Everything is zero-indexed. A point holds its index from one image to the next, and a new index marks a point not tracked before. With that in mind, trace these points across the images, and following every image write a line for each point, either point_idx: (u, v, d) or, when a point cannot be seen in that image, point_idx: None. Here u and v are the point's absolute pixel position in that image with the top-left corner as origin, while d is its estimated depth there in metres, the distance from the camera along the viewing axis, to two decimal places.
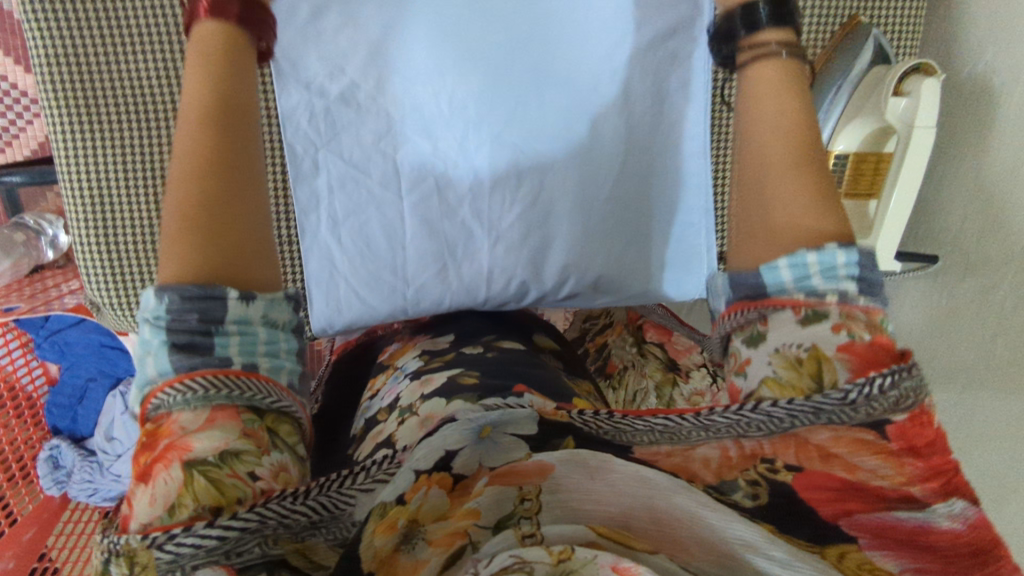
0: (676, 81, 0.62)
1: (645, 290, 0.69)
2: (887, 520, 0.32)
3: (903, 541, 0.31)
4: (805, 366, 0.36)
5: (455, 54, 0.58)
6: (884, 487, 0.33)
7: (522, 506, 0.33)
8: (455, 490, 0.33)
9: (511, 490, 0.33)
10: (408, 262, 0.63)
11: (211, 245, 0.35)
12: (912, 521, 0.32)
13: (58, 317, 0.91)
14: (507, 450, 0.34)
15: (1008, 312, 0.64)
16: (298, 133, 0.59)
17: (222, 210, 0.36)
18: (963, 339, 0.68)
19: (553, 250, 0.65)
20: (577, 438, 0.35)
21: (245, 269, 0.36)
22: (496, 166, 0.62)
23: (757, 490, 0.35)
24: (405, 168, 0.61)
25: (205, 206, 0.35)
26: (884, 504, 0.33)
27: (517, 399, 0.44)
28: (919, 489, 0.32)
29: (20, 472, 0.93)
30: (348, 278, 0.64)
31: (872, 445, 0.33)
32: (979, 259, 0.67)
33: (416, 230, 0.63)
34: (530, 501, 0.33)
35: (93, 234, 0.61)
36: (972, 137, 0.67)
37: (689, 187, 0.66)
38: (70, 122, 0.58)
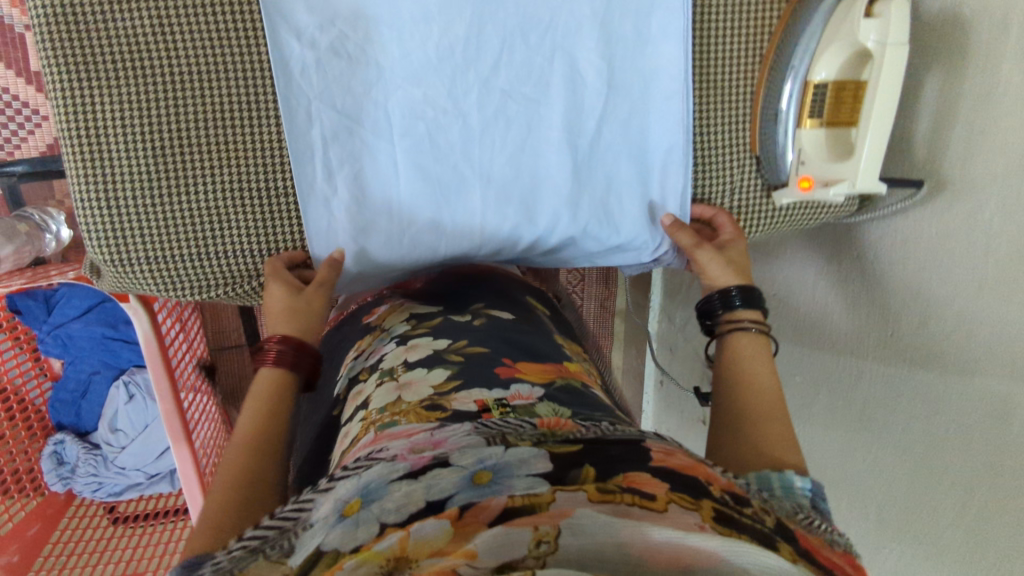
0: (650, 23, 0.65)
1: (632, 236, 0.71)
2: (823, 556, 0.42)
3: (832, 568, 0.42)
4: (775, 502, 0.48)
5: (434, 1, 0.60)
6: (828, 550, 0.43)
7: (536, 549, 0.35)
8: (458, 521, 0.39)
9: (524, 531, 0.36)
10: (404, 209, 0.65)
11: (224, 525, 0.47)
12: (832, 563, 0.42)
13: (60, 310, 0.91)
14: (501, 492, 0.41)
15: (999, 225, 0.64)
16: (292, 88, 0.61)
17: (234, 504, 0.49)
18: (958, 262, 0.69)
19: (544, 198, 0.67)
20: (583, 445, 0.47)
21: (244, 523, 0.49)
22: (486, 114, 0.64)
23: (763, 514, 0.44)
24: (397, 118, 0.63)
25: (227, 499, 0.49)
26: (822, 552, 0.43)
27: (502, 391, 0.62)
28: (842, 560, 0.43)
29: (29, 483, 0.93)
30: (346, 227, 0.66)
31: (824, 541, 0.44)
32: (966, 181, 0.68)
33: (411, 177, 0.65)
34: (546, 543, 0.36)
35: (92, 191, 0.62)
36: (947, 67, 0.69)
37: (667, 129, 0.68)
38: (66, 78, 0.59)
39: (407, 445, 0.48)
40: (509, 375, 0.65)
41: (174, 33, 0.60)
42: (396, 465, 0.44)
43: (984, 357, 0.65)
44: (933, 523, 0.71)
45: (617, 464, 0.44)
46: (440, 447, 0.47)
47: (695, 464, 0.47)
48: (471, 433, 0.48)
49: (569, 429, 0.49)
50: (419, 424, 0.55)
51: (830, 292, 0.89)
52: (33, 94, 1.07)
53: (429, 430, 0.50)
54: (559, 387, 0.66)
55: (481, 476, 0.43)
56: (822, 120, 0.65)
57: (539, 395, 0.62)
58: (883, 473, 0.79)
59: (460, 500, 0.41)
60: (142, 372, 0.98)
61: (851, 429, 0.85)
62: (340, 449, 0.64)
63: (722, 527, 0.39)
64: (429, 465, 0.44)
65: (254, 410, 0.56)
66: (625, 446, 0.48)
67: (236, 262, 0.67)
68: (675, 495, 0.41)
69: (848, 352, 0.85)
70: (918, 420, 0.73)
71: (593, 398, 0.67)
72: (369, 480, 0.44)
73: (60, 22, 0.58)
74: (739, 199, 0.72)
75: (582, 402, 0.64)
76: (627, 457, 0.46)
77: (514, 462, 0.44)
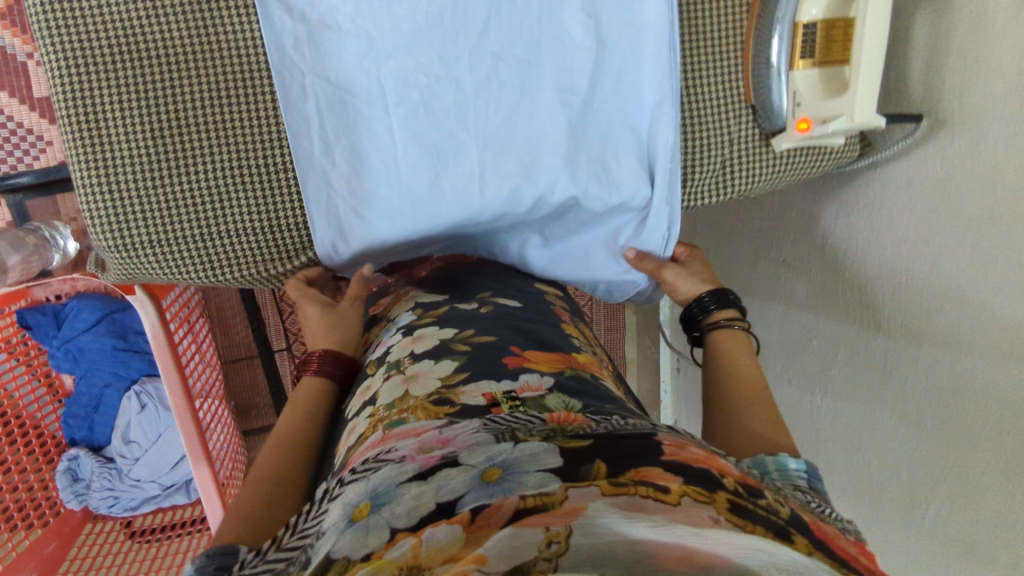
0: None
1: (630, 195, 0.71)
2: (842, 548, 0.42)
3: (853, 559, 0.41)
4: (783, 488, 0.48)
5: None
6: (845, 543, 0.43)
7: (547, 550, 0.33)
8: (471, 525, 0.38)
9: (536, 532, 0.34)
10: (402, 175, 0.66)
11: (250, 509, 0.53)
12: (853, 555, 0.41)
13: (70, 323, 0.92)
14: (510, 490, 0.40)
15: (1003, 151, 0.62)
16: (285, 62, 0.62)
17: (263, 493, 0.55)
18: (965, 196, 0.68)
19: (541, 158, 0.68)
20: (594, 438, 0.46)
21: (270, 509, 0.54)
22: (478, 78, 0.65)
23: (779, 507, 0.43)
24: (390, 87, 0.64)
25: (260, 487, 0.55)
26: (839, 542, 0.43)
27: (511, 383, 0.60)
28: (858, 550, 0.43)
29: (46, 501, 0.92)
30: (346, 201, 0.67)
31: (838, 533, 0.44)
32: (965, 112, 0.67)
33: (407, 143, 0.66)
34: (558, 544, 0.33)
35: (93, 175, 0.62)
36: (937, 3, 0.69)
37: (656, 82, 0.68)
38: (63, 60, 0.59)
39: (414, 445, 0.49)
40: (518, 366, 0.63)
41: (165, 13, 0.60)
42: (405, 467, 0.46)
43: (1003, 288, 0.63)
44: (967, 472, 0.67)
45: (628, 458, 0.43)
46: (448, 446, 0.48)
47: (706, 458, 0.46)
48: (478, 430, 0.49)
49: (579, 423, 0.50)
50: (428, 422, 0.53)
51: (838, 250, 0.87)
52: (36, 120, 1.09)
53: (437, 427, 0.51)
54: (570, 376, 0.63)
55: (490, 474, 0.43)
56: (814, 60, 0.65)
57: (550, 386, 0.60)
58: (911, 427, 0.76)
59: (472, 500, 0.40)
60: (153, 382, 0.99)
61: (875, 387, 0.82)
62: (344, 446, 0.60)
63: (738, 519, 0.38)
64: (438, 464, 0.45)
65: (293, 416, 0.63)
66: (635, 439, 0.46)
67: (237, 242, 0.66)
68: (690, 489, 0.40)
69: (863, 309, 0.83)
70: (943, 365, 0.70)
71: (604, 389, 0.64)
72: (376, 484, 0.45)
73: (55, 9, 0.58)
74: (737, 151, 0.71)
75: (594, 393, 0.62)
76: (638, 451, 0.45)
77: (524, 456, 0.44)
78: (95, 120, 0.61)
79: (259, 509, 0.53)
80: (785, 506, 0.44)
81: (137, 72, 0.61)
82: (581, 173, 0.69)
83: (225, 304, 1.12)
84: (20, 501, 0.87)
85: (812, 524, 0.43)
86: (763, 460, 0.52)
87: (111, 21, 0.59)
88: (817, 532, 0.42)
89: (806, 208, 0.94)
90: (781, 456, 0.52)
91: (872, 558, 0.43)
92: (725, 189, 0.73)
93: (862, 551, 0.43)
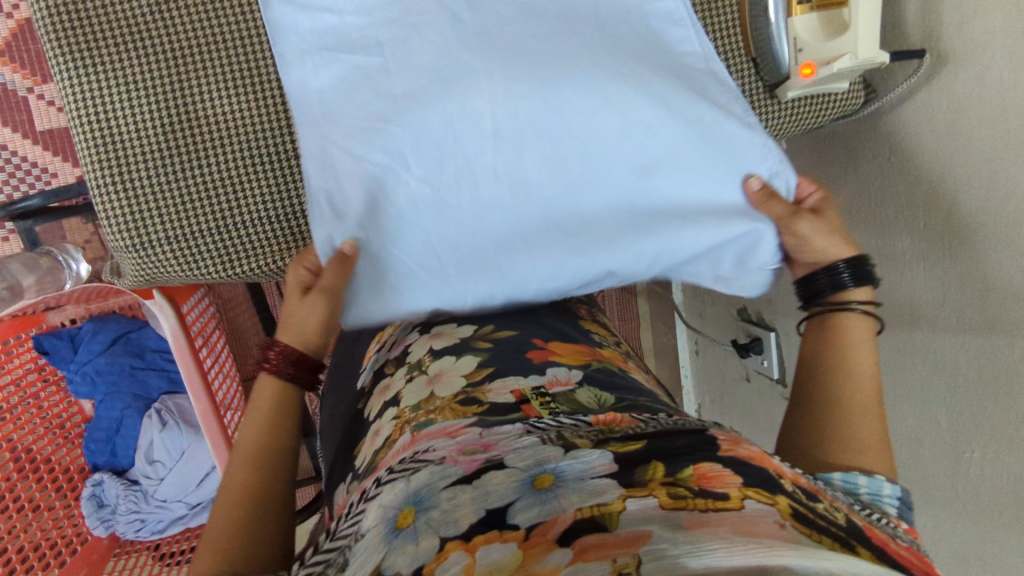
0: None
1: (684, 136, 0.60)
2: (893, 548, 0.44)
3: (905, 560, 0.43)
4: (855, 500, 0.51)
5: None
6: (898, 547, 0.45)
7: None
8: (526, 543, 0.37)
9: (603, 565, 0.34)
10: (402, 118, 0.58)
11: (224, 554, 0.49)
12: (906, 557, 0.44)
13: (86, 345, 0.92)
14: (562, 501, 0.41)
15: (1009, 84, 0.62)
16: (285, 39, 0.63)
17: (238, 527, 0.51)
18: (978, 131, 0.67)
19: (568, 89, 0.58)
20: (646, 440, 0.46)
21: (248, 551, 0.50)
22: (478, 21, 0.60)
23: (835, 512, 0.44)
24: (386, 43, 0.60)
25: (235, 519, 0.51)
26: (893, 545, 0.45)
27: (539, 377, 0.59)
28: (914, 555, 0.45)
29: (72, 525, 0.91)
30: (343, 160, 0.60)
31: (895, 539, 0.46)
32: (967, 48, 0.67)
33: (404, 90, 0.59)
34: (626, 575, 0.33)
35: (108, 179, 0.62)
36: None
37: (670, 21, 0.66)
38: (75, 60, 0.61)
39: (454, 446, 0.48)
40: (543, 360, 0.62)
41: (171, 19, 0.62)
42: (447, 471, 0.45)
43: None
44: (1010, 420, 0.65)
45: (684, 456, 0.44)
46: (490, 449, 0.47)
47: (762, 456, 0.46)
48: (523, 435, 0.48)
49: (628, 424, 0.50)
50: (454, 421, 0.53)
51: (855, 204, 0.86)
52: (40, 153, 1.10)
53: (474, 428, 0.51)
54: (596, 368, 0.63)
55: (542, 481, 0.43)
56: (811, 5, 0.66)
57: (578, 380, 0.60)
58: (950, 377, 0.74)
59: (523, 512, 0.40)
60: (174, 400, 0.99)
61: (907, 343, 0.80)
62: (367, 451, 0.59)
63: (802, 527, 0.39)
64: (482, 468, 0.45)
65: (259, 423, 0.58)
66: (689, 437, 0.47)
67: (252, 233, 0.66)
68: (751, 491, 0.41)
69: (887, 264, 0.82)
70: (973, 309, 0.69)
71: (633, 380, 0.64)
72: (417, 487, 0.44)
73: (65, 23, 0.60)
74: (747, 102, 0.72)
75: (622, 382, 0.62)
76: (693, 446, 0.46)
77: (578, 463, 0.44)
78: (107, 126, 0.62)
79: (234, 550, 0.50)
80: (842, 511, 0.45)
81: (146, 76, 0.62)
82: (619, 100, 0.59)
83: (240, 317, 1.12)
84: (46, 527, 0.87)
85: (867, 529, 0.45)
86: (853, 476, 0.54)
87: (119, 30, 0.61)
88: (871, 533, 0.45)
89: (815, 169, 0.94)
90: (873, 475, 0.54)
91: (926, 562, 0.45)
92: None
93: (917, 555, 0.45)
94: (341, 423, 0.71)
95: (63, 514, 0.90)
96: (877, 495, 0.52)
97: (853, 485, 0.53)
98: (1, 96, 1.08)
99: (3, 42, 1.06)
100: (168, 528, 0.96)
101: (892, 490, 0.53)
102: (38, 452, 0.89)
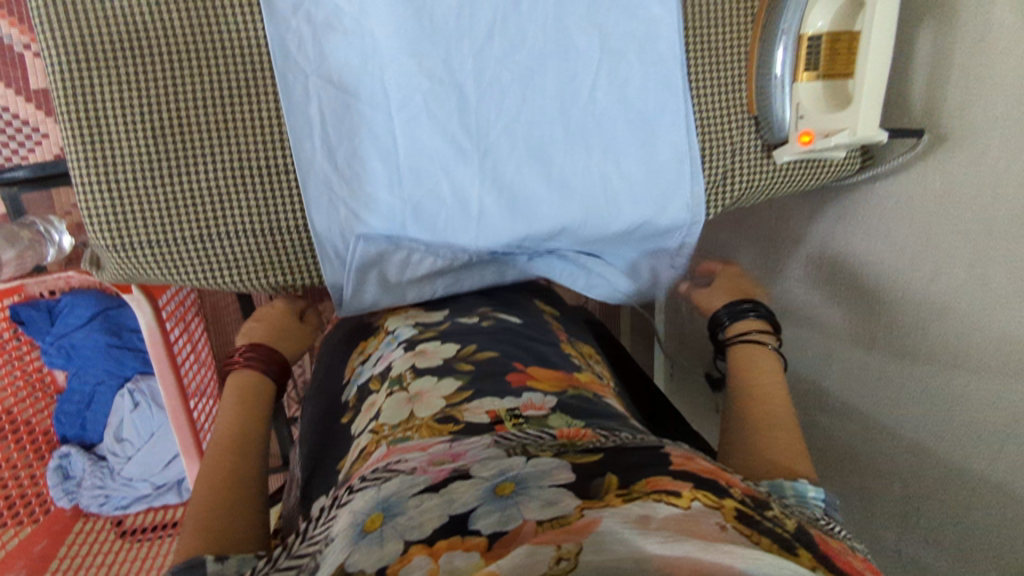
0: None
1: (634, 190, 0.73)
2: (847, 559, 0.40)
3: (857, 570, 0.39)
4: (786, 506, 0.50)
5: None
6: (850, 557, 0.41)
7: (557, 565, 0.31)
8: (490, 552, 0.34)
9: (547, 549, 0.32)
10: (405, 181, 0.69)
11: (202, 531, 0.50)
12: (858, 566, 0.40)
13: (64, 319, 0.93)
14: (521, 510, 0.38)
15: (1003, 171, 0.62)
16: (290, 65, 0.64)
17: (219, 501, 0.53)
18: (964, 209, 0.67)
19: (547, 176, 0.71)
20: (605, 451, 0.45)
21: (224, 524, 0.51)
22: (482, 85, 0.68)
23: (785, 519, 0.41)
24: (393, 93, 0.66)
25: (217, 497, 0.54)
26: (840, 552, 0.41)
27: (514, 400, 0.58)
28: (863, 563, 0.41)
29: (35, 497, 0.93)
30: (348, 204, 0.68)
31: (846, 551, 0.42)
32: (967, 128, 0.67)
33: (408, 160, 0.68)
34: (567, 560, 0.31)
35: (102, 192, 0.62)
36: (938, 19, 0.69)
37: (668, 90, 0.71)
38: (64, 51, 0.59)
39: (425, 457, 0.48)
40: (521, 384, 0.61)
41: (174, 32, 0.60)
42: (416, 478, 0.44)
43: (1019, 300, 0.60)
44: (962, 487, 0.66)
45: (640, 469, 0.42)
46: (459, 459, 0.46)
47: (715, 470, 0.44)
48: (490, 445, 0.48)
49: (589, 439, 0.49)
50: (433, 438, 0.52)
51: (838, 264, 0.87)
52: (32, 112, 1.09)
53: (445, 442, 0.50)
54: (573, 396, 0.60)
55: (504, 488, 0.40)
56: (819, 73, 0.66)
57: (553, 405, 0.57)
58: (909, 438, 0.74)
59: (483, 517, 0.38)
60: (147, 381, 1.00)
61: (870, 398, 0.81)
62: (346, 466, 0.58)
63: (747, 529, 0.36)
64: (449, 477, 0.43)
65: (232, 413, 0.64)
66: (642, 453, 0.45)
67: (238, 242, 0.66)
68: (700, 494, 0.39)
69: (867, 321, 0.81)
70: (936, 379, 0.70)
71: (611, 409, 0.60)
72: (387, 493, 0.43)
73: (66, 35, 0.58)
74: (743, 160, 0.74)
75: (597, 409, 0.59)
76: (648, 462, 0.43)
77: (537, 473, 0.42)
78: (105, 139, 0.61)
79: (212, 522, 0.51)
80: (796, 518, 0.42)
81: (145, 92, 0.61)
82: (569, 198, 0.72)
83: (221, 304, 1.11)
84: (7, 488, 0.88)
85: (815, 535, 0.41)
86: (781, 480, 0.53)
87: (120, 44, 0.59)
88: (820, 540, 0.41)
89: (804, 217, 0.94)
90: (798, 479, 0.53)
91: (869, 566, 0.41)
92: (727, 193, 0.75)
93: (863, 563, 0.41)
94: (319, 438, 0.68)
95: (23, 474, 0.91)
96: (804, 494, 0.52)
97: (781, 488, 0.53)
98: None
99: None
100: (131, 507, 1.00)
101: (816, 492, 0.52)
102: (4, 408, 0.89)
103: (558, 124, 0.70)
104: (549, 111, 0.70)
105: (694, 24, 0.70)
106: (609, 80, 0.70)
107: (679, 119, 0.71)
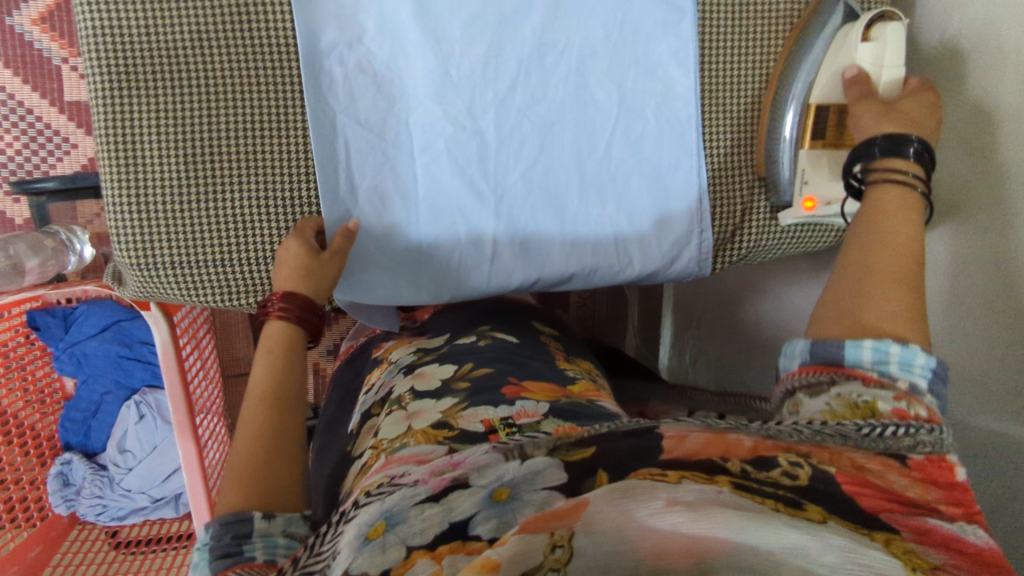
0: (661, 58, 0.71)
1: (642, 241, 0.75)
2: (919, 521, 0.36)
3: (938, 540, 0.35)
4: (860, 411, 0.45)
5: (456, 27, 0.66)
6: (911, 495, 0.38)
7: (552, 555, 0.32)
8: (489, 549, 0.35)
9: (539, 536, 0.33)
10: (422, 217, 0.71)
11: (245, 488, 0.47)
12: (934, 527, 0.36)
13: (79, 327, 0.95)
14: (517, 513, 0.38)
15: None
16: (321, 103, 0.66)
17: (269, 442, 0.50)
18: None
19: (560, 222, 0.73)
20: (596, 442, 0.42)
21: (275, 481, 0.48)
22: (503, 132, 0.70)
23: (799, 470, 0.38)
24: (416, 134, 0.69)
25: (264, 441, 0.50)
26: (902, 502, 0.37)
27: (508, 409, 0.58)
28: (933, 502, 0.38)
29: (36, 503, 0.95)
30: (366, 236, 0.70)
31: (897, 468, 0.40)
32: None
33: (427, 198, 0.71)
34: (561, 549, 0.32)
35: (129, 211, 0.64)
36: None
37: (683, 151, 0.73)
38: (107, 77, 0.61)
39: (426, 470, 0.47)
40: (516, 396, 0.61)
41: (211, 64, 0.63)
42: (416, 490, 0.43)
43: (990, 361, 0.61)
44: None
45: (632, 462, 0.39)
46: (458, 468, 0.45)
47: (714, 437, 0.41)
48: (489, 449, 0.46)
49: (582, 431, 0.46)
50: (430, 446, 0.53)
51: None
52: (64, 122, 1.12)
53: (440, 453, 0.50)
54: (567, 403, 0.61)
55: (500, 493, 0.40)
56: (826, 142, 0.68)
57: (545, 412, 0.58)
58: None
59: (482, 522, 0.38)
60: (155, 393, 1.02)
61: None
62: (348, 481, 0.59)
63: (744, 491, 0.35)
64: (447, 486, 0.42)
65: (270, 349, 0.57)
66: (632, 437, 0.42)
67: (254, 264, 0.68)
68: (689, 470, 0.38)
69: None
70: None
71: (603, 411, 0.61)
72: (391, 504, 0.42)
73: (109, 62, 0.61)
74: (747, 219, 0.76)
75: (590, 413, 0.59)
76: (639, 445, 0.41)
77: (529, 473, 0.41)
78: (137, 161, 0.63)
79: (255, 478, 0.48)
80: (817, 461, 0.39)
81: (179, 119, 0.63)
82: (579, 245, 0.74)
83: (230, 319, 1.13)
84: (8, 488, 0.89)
85: (871, 504, 0.37)
86: (885, 342, 0.46)
87: (161, 73, 0.62)
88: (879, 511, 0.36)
89: None
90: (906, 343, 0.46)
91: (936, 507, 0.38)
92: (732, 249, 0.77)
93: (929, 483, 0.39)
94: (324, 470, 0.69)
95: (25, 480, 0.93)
96: (902, 366, 0.45)
97: (883, 357, 0.46)
98: (35, 61, 1.09)
99: (43, 10, 1.08)
100: (127, 518, 1.02)
101: (925, 361, 0.45)
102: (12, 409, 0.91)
103: (573, 173, 0.72)
104: (565, 161, 0.72)
105: (713, 81, 0.72)
106: (626, 134, 0.73)
107: (691, 174, 0.74)
